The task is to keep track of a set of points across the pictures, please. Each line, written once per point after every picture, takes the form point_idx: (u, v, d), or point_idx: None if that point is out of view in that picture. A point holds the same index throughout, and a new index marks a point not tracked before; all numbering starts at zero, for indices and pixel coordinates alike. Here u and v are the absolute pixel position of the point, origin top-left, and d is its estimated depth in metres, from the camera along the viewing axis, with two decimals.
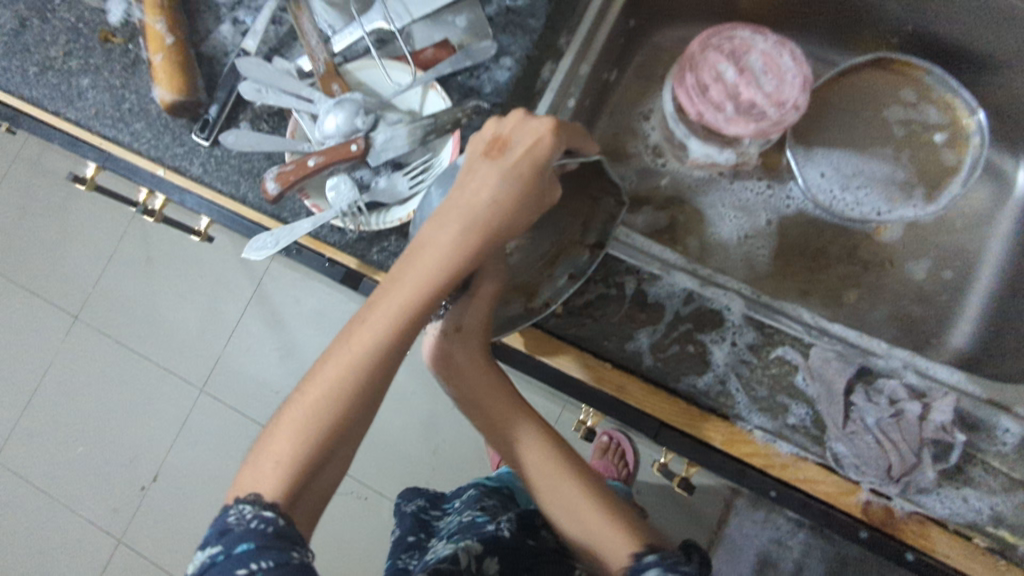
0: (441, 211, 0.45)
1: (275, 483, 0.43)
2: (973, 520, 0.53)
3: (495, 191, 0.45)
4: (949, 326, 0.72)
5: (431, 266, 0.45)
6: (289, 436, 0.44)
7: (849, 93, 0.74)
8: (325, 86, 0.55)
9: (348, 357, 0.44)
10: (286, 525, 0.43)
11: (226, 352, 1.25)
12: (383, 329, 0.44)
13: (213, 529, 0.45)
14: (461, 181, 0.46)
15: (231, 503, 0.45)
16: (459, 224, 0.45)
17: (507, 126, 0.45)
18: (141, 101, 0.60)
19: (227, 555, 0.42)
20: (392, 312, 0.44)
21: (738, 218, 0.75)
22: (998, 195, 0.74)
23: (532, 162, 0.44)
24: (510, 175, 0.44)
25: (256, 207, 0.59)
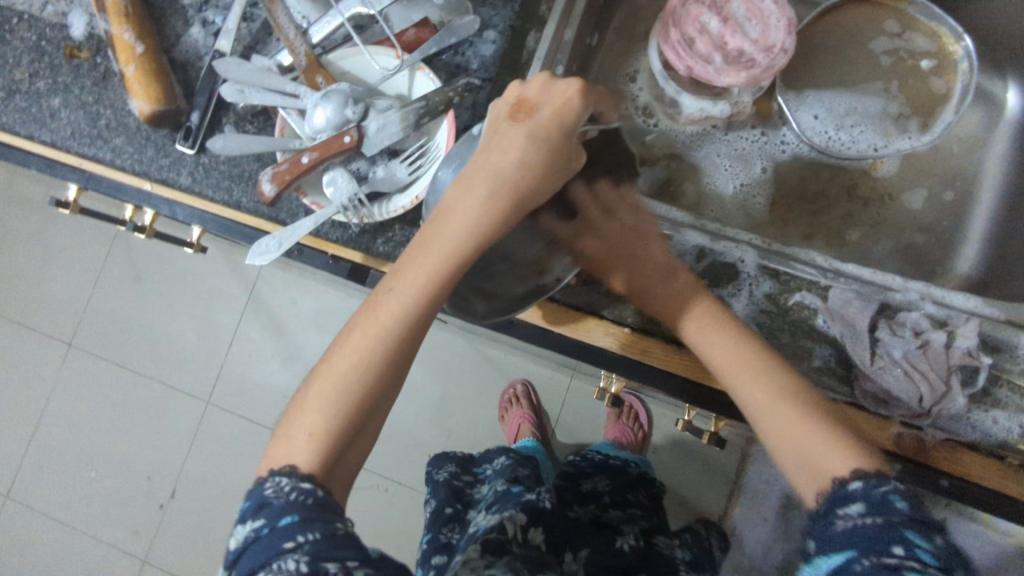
0: (466, 177, 0.46)
1: (309, 454, 0.46)
2: (1004, 440, 0.54)
3: (520, 153, 0.46)
4: (955, 253, 0.71)
5: (454, 233, 0.46)
6: (320, 407, 0.46)
7: (834, 32, 0.73)
8: (309, 79, 0.53)
9: (374, 327, 0.46)
10: (324, 495, 0.45)
11: (229, 363, 1.23)
12: (408, 300, 0.46)
13: (250, 504, 0.46)
14: (484, 147, 0.47)
15: (266, 477, 0.47)
16: (484, 189, 0.46)
17: (531, 90, 0.47)
18: (118, 116, 0.58)
19: (271, 529, 0.44)
20: (415, 282, 0.46)
21: (733, 167, 0.73)
22: (988, 116, 0.73)
23: (557, 121, 0.46)
24: (535, 138, 0.46)
25: (253, 211, 0.57)
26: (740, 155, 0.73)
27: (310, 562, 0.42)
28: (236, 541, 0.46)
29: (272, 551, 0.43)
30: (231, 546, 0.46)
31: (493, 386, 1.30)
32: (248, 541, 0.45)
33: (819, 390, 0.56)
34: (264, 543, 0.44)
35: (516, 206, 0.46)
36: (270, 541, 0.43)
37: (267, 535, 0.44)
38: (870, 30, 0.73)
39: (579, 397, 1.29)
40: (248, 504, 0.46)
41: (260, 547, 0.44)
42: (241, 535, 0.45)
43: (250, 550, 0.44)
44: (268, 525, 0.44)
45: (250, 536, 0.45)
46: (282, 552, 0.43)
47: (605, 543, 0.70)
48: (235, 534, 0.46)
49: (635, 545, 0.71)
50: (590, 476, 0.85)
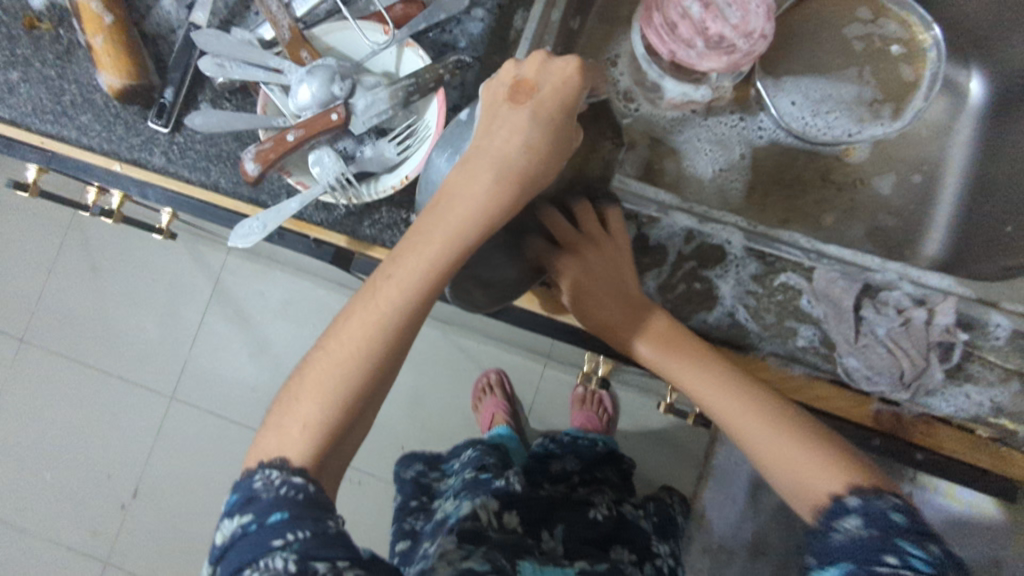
0: (471, 162, 0.44)
1: (304, 437, 0.45)
2: (975, 414, 0.56)
3: (526, 138, 0.43)
4: (922, 237, 0.74)
5: (460, 222, 0.44)
6: (319, 389, 0.45)
7: (809, 19, 0.75)
8: (293, 54, 0.51)
9: (372, 315, 0.45)
10: (315, 491, 0.45)
11: (194, 357, 1.19)
12: (407, 288, 0.44)
13: (238, 498, 0.46)
14: (485, 129, 0.44)
15: (255, 469, 0.46)
16: (490, 174, 0.44)
17: (529, 70, 0.43)
18: (84, 91, 0.55)
19: (259, 524, 0.44)
20: (414, 271, 0.44)
21: (714, 152, 0.74)
22: (953, 103, 0.75)
23: (561, 105, 0.43)
24: (538, 121, 0.43)
25: (231, 192, 0.55)
26: (720, 140, 0.74)
27: (298, 561, 0.42)
28: (227, 531, 0.46)
29: (261, 545, 0.43)
30: (222, 534, 0.46)
31: (467, 375, 1.29)
32: (238, 531, 0.45)
33: (806, 368, 0.57)
34: (253, 537, 0.44)
35: (523, 189, 0.44)
36: (259, 534, 0.44)
37: (257, 529, 0.44)
38: (842, 16, 0.75)
39: (553, 385, 1.29)
40: (238, 494, 0.46)
41: (249, 540, 0.44)
42: (231, 525, 0.46)
43: (238, 541, 0.44)
44: (258, 520, 0.44)
45: (239, 526, 0.45)
46: (269, 549, 0.43)
47: (578, 514, 0.68)
48: (226, 523, 0.46)
49: (608, 514, 0.70)
50: (560, 458, 0.81)
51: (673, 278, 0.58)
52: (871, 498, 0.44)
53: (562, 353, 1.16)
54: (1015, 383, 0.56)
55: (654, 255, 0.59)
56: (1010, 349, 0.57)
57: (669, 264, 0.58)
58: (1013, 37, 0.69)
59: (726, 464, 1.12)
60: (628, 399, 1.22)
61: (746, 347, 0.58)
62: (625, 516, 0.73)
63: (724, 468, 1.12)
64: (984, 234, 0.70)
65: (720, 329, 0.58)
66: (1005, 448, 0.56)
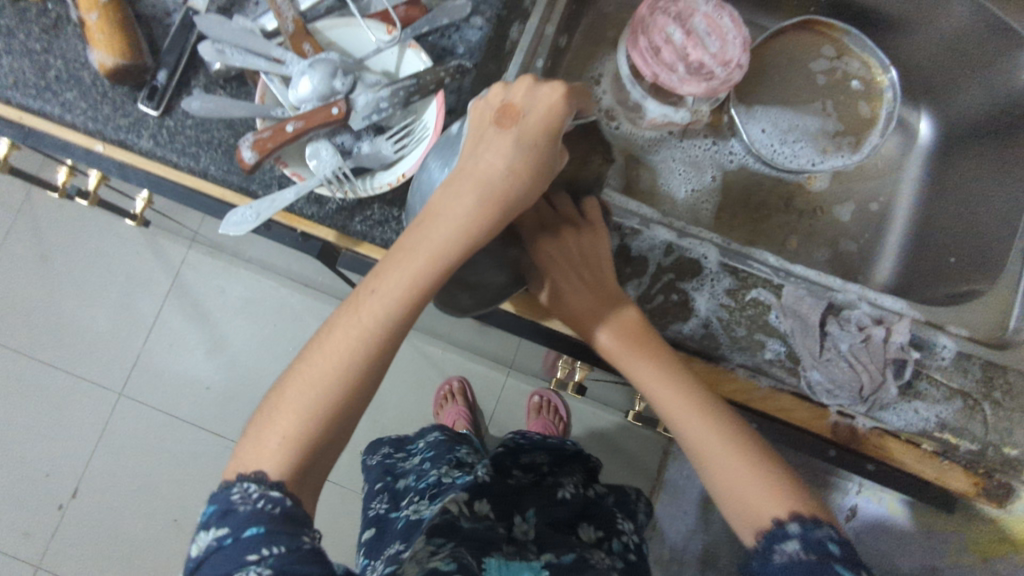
0: (455, 181, 0.42)
1: (280, 461, 0.40)
2: (923, 428, 0.60)
3: (510, 160, 0.42)
4: (875, 262, 0.78)
5: (444, 238, 0.41)
6: (295, 412, 0.41)
7: (777, 55, 0.78)
8: (296, 46, 0.51)
9: (355, 330, 0.41)
10: (294, 506, 0.40)
11: (147, 352, 1.15)
12: (394, 304, 0.41)
13: (213, 510, 0.41)
14: (471, 151, 0.43)
15: (232, 480, 0.41)
16: (475, 194, 0.42)
17: (516, 94, 0.42)
18: (70, 68, 0.53)
19: (234, 539, 0.39)
20: (402, 287, 0.41)
21: (688, 173, 0.77)
22: (904, 142, 0.80)
23: (546, 129, 0.42)
24: (524, 145, 0.42)
25: (220, 180, 0.54)
26: (697, 162, 0.77)
27: None
28: (196, 552, 0.40)
29: (234, 562, 0.39)
30: (191, 554, 0.41)
31: (429, 383, 1.28)
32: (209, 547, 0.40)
33: (771, 381, 0.60)
34: (226, 554, 0.39)
35: (506, 211, 0.42)
36: (231, 552, 0.39)
37: (230, 544, 0.39)
38: (808, 52, 0.78)
39: (514, 396, 1.30)
40: (208, 510, 0.41)
41: (220, 557, 0.39)
42: (201, 543, 0.40)
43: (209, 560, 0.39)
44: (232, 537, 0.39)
45: (210, 545, 0.40)
46: (243, 565, 0.38)
47: (545, 497, 0.69)
48: (195, 543, 0.41)
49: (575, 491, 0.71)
50: (528, 450, 0.78)
51: (653, 288, 0.60)
52: (811, 528, 0.45)
53: (526, 364, 1.17)
54: (958, 401, 0.60)
55: (636, 265, 0.61)
56: (953, 369, 0.61)
57: (649, 275, 0.61)
58: (959, 83, 0.75)
59: (678, 476, 1.16)
60: (587, 411, 1.25)
61: (717, 358, 0.60)
62: (589, 496, 0.75)
63: (676, 480, 1.16)
64: (929, 263, 0.75)
65: (694, 339, 0.60)
66: (947, 462, 0.60)
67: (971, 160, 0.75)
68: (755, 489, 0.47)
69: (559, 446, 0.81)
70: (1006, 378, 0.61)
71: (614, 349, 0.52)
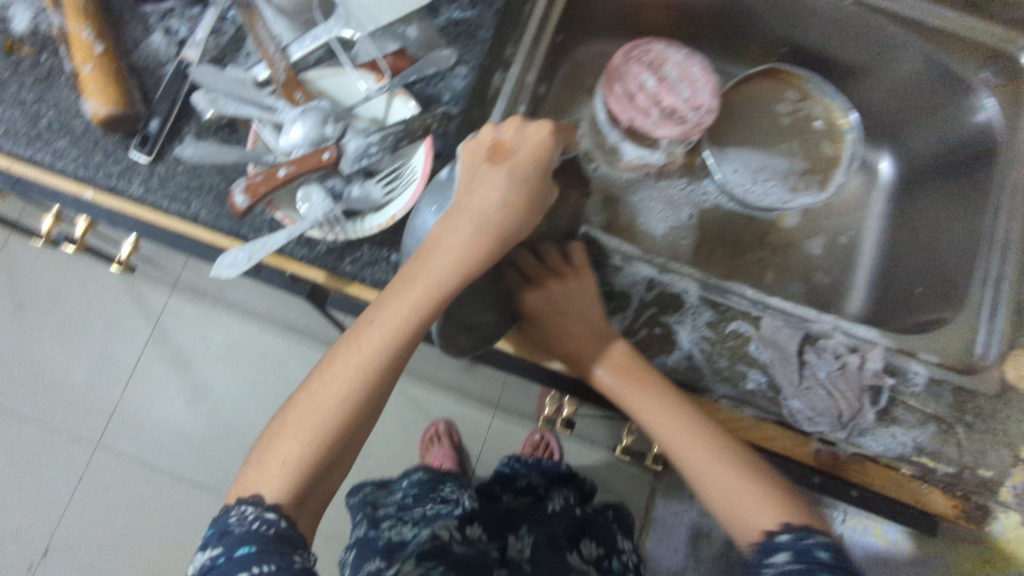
0: (453, 213, 0.43)
1: (281, 486, 0.40)
2: (901, 452, 0.62)
3: (504, 191, 0.44)
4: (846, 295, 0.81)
5: (444, 267, 0.42)
6: (295, 439, 0.41)
7: (745, 101, 0.82)
8: (287, 94, 0.53)
9: (357, 360, 0.42)
10: (289, 527, 0.40)
11: (125, 402, 1.12)
12: (396, 334, 0.41)
13: (211, 530, 0.41)
14: (465, 189, 0.45)
15: (231, 504, 0.41)
16: (472, 224, 0.43)
17: (505, 134, 0.45)
18: (62, 117, 0.54)
19: (227, 559, 0.39)
20: (404, 314, 0.42)
21: (665, 212, 0.80)
22: (867, 181, 0.85)
23: (535, 163, 0.45)
24: (515, 177, 0.44)
25: (210, 225, 0.54)
26: (672, 201, 0.80)
27: None
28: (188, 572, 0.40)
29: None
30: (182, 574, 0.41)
31: (414, 426, 1.27)
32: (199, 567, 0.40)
33: (754, 411, 0.61)
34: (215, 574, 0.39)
35: (503, 241, 0.44)
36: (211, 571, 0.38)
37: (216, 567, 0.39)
38: (773, 96, 0.82)
39: (500, 437, 1.29)
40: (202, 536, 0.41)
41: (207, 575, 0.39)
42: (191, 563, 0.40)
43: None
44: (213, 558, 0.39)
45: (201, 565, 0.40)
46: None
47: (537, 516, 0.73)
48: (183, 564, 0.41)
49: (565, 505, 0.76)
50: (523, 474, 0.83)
51: (636, 322, 0.62)
52: (801, 536, 0.46)
53: (511, 404, 1.17)
54: (932, 426, 0.62)
55: (618, 301, 0.63)
56: (925, 395, 0.64)
57: (632, 309, 0.63)
58: (914, 125, 0.79)
59: (666, 514, 1.16)
60: (573, 450, 1.25)
61: (701, 389, 0.61)
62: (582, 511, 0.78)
63: (664, 518, 1.16)
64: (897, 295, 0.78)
65: (678, 371, 0.61)
66: (925, 485, 0.62)
67: (929, 194, 0.79)
68: (751, 506, 0.49)
69: (555, 467, 0.84)
70: (976, 403, 0.63)
71: (614, 385, 0.53)
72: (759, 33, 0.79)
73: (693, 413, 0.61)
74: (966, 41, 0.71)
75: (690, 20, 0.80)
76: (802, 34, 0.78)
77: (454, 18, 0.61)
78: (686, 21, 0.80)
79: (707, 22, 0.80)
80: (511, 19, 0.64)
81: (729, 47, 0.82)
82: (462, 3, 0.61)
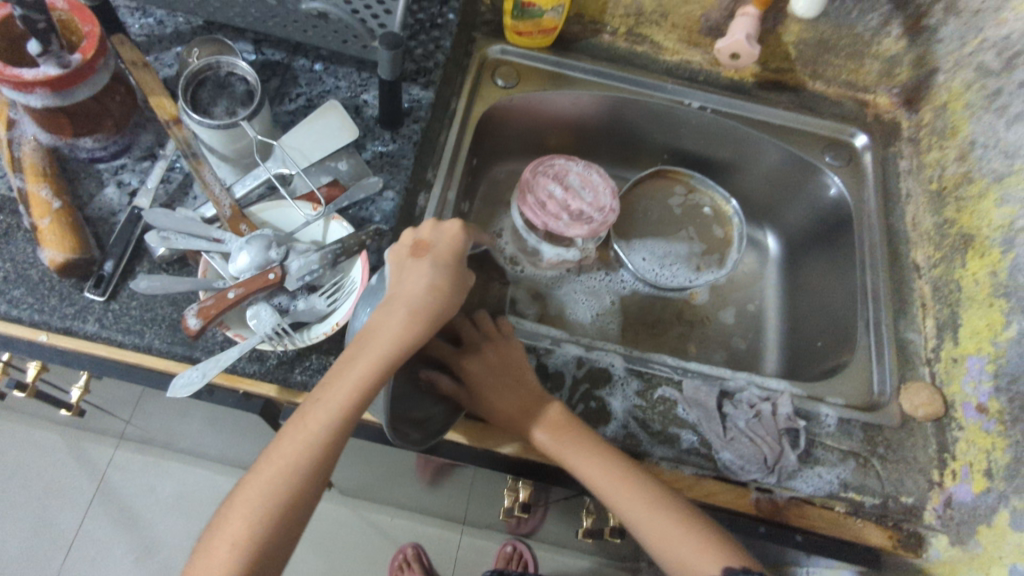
0: (387, 300, 0.49)
1: (231, 567, 0.42)
2: (830, 491, 0.65)
3: (430, 279, 0.50)
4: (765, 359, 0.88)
5: (384, 346, 0.47)
6: (242, 518, 0.43)
7: (643, 198, 0.93)
8: (233, 226, 0.59)
9: (302, 441, 0.45)
10: None
11: (64, 571, 1.05)
12: (339, 411, 0.46)
13: None
14: (395, 281, 0.50)
15: None
16: (403, 309, 0.48)
17: (425, 232, 0.52)
18: (18, 268, 0.59)
19: None
20: (345, 392, 0.46)
21: (589, 300, 0.88)
22: (759, 255, 0.94)
23: (453, 255, 0.51)
24: (439, 266, 0.50)
25: (164, 352, 0.58)
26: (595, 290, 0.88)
27: None
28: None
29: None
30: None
31: (379, 557, 1.23)
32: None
33: (694, 469, 0.65)
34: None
35: (432, 324, 0.49)
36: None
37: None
38: (664, 193, 0.94)
39: (470, 556, 1.25)
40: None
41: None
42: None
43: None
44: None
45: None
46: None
47: None
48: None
49: None
50: None
51: (572, 398, 0.67)
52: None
53: (474, 519, 1.15)
54: (852, 462, 0.67)
55: (554, 380, 0.68)
56: (839, 433, 0.68)
57: (567, 386, 0.68)
58: (785, 205, 0.91)
59: None
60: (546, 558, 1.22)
61: (641, 454, 0.66)
62: None
63: None
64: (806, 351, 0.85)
65: (618, 441, 0.66)
66: (860, 520, 0.64)
67: (813, 262, 0.88)
68: (689, 551, 0.52)
69: None
70: (885, 435, 0.68)
71: (551, 443, 0.58)
72: (642, 142, 0.93)
73: (638, 478, 0.65)
74: (806, 132, 0.85)
75: (584, 136, 0.93)
76: (678, 138, 0.91)
77: (377, 151, 0.71)
78: (581, 136, 0.93)
79: (598, 136, 0.93)
80: (427, 147, 0.75)
81: (621, 155, 0.96)
82: (384, 138, 0.71)
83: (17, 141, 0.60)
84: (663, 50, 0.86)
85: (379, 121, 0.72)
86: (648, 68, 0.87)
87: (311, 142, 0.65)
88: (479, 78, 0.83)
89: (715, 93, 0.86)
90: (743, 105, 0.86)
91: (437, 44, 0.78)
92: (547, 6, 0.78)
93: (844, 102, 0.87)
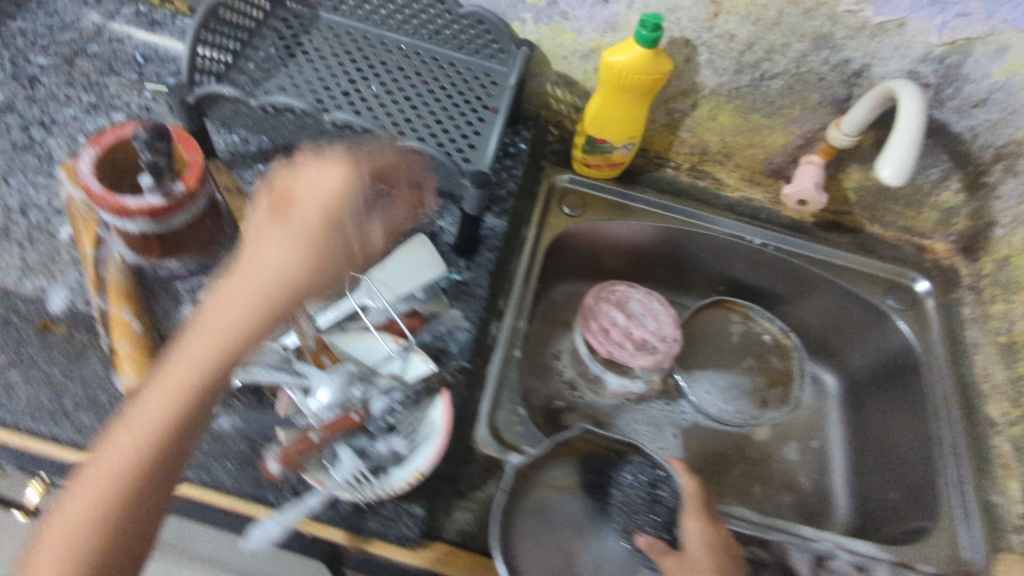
0: (234, 271, 0.40)
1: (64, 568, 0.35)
2: None
3: (286, 244, 0.41)
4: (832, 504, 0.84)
5: (219, 329, 0.39)
6: (63, 538, 0.36)
7: (703, 327, 0.92)
8: (315, 359, 0.57)
9: (118, 484, 0.37)
10: None
11: None
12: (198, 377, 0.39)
13: None
14: (247, 242, 0.42)
15: None
16: (247, 289, 0.40)
17: (294, 181, 0.42)
18: (89, 391, 0.57)
19: None
20: (203, 352, 0.39)
21: (651, 433, 0.84)
22: (819, 390, 0.92)
23: (325, 216, 0.42)
24: (296, 237, 0.41)
25: (234, 490, 0.55)
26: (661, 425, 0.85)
27: None
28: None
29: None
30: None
31: None
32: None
33: None
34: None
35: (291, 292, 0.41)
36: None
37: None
38: (723, 324, 0.93)
39: None
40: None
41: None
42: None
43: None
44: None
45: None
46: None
47: None
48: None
49: None
50: None
51: None
52: None
53: None
54: None
55: None
56: None
57: None
58: (842, 343, 0.91)
59: None
60: None
61: None
62: None
63: None
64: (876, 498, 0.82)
65: None
66: None
67: (874, 404, 0.86)
68: None
69: None
70: None
71: None
72: (700, 272, 0.94)
73: None
74: (868, 276, 0.87)
75: (642, 262, 0.94)
76: (737, 270, 0.92)
77: (453, 278, 0.70)
78: (638, 262, 0.94)
79: (656, 264, 0.94)
80: (501, 276, 0.74)
81: (675, 280, 0.96)
82: (459, 265, 0.71)
83: (103, 260, 0.60)
84: (724, 186, 0.88)
85: (454, 248, 0.72)
86: (710, 203, 0.89)
87: (398, 274, 0.63)
88: (547, 205, 0.85)
89: (781, 236, 0.87)
90: (803, 245, 0.87)
91: (510, 173, 0.81)
92: (618, 143, 0.80)
93: (904, 247, 0.89)
